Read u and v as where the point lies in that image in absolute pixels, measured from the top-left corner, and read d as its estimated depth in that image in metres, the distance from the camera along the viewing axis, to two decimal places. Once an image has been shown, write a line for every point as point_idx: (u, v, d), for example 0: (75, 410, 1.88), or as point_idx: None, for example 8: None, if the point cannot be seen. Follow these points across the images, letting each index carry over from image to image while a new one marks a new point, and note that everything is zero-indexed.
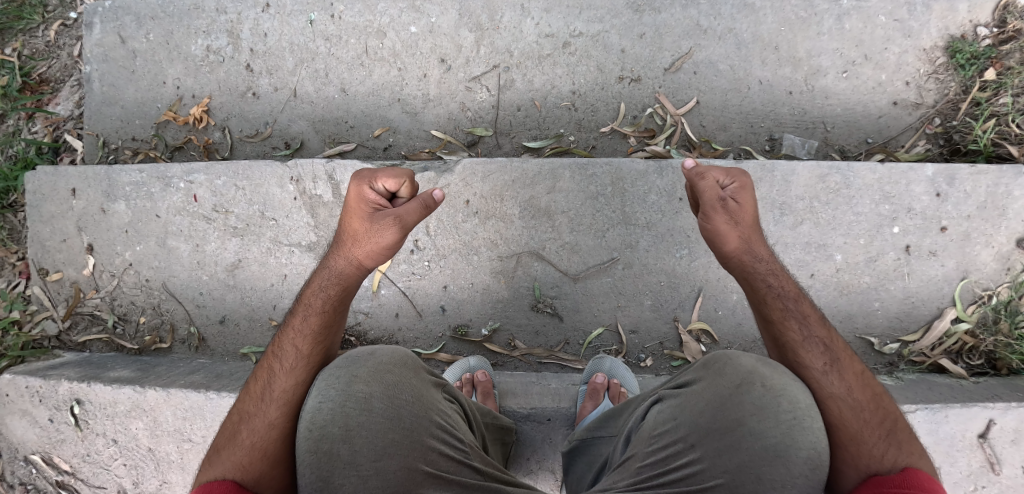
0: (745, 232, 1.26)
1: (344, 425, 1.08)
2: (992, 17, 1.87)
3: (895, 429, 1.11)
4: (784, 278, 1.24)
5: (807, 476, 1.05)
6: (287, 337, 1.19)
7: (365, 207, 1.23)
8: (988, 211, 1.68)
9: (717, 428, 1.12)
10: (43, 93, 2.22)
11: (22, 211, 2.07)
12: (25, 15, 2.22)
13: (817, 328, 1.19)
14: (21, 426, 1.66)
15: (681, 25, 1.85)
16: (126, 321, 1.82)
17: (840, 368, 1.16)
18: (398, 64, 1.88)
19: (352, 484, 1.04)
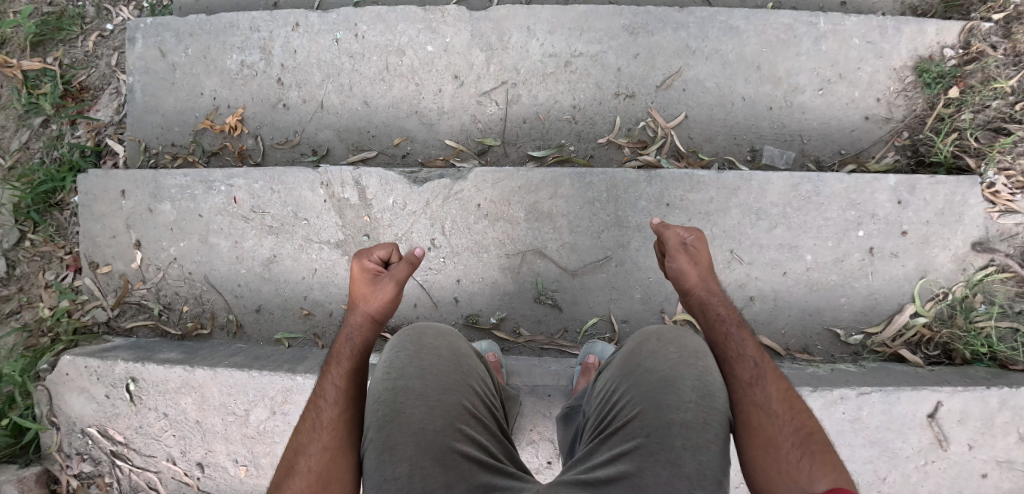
0: (702, 272, 1.49)
1: (419, 366, 1.31)
2: (958, 40, 2.08)
3: (810, 440, 1.26)
4: (730, 308, 1.44)
5: (697, 402, 1.20)
6: (325, 382, 1.35)
7: (367, 275, 1.46)
8: (945, 218, 1.89)
9: (632, 376, 1.28)
10: (84, 101, 2.46)
11: (67, 210, 2.38)
12: (64, 26, 2.48)
13: (752, 349, 1.36)
14: (81, 402, 1.89)
15: (672, 46, 2.03)
16: (170, 309, 2.03)
17: (766, 383, 1.32)
18: (416, 80, 2.07)
19: (419, 411, 1.24)
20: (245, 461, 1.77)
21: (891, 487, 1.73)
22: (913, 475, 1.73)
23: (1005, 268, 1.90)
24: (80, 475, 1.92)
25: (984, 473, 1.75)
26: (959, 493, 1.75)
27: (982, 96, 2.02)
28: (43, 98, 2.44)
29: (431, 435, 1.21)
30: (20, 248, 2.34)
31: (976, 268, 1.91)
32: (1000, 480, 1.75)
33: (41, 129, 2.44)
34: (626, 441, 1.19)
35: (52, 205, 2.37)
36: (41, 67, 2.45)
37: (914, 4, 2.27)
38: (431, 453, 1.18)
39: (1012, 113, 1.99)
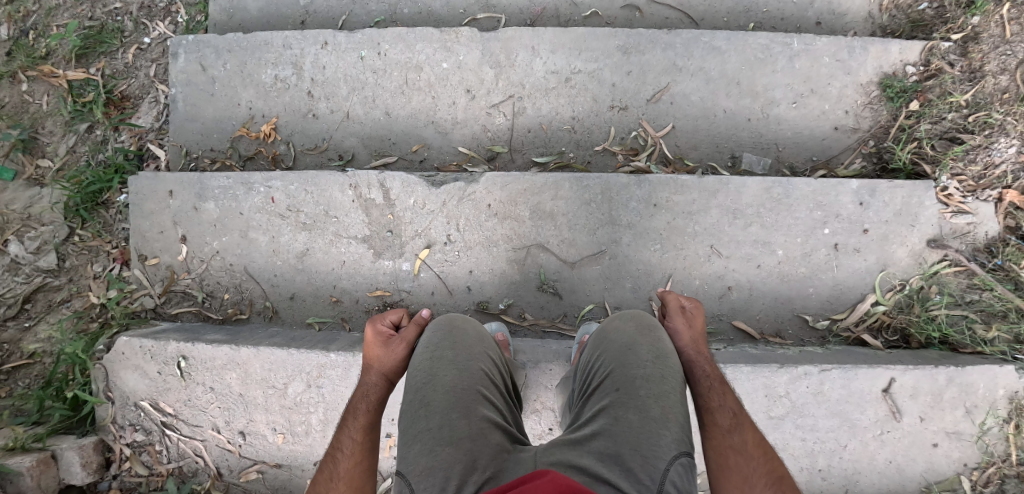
0: (695, 335, 1.66)
1: (450, 341, 1.63)
2: (919, 58, 2.32)
3: (780, 480, 1.42)
4: (713, 365, 1.61)
5: (653, 362, 1.51)
6: (344, 433, 1.55)
7: (381, 337, 1.70)
8: (903, 218, 2.13)
9: (608, 349, 1.58)
10: (125, 108, 2.71)
11: (113, 208, 2.62)
12: (106, 40, 2.73)
13: (731, 401, 1.53)
14: (136, 379, 2.12)
15: (661, 65, 2.28)
16: (212, 297, 2.27)
17: (742, 431, 1.48)
18: (432, 93, 2.32)
19: (450, 374, 1.54)
20: (283, 429, 2.03)
21: (851, 453, 1.99)
22: (870, 443, 1.99)
23: (957, 262, 2.12)
24: (133, 443, 2.16)
25: (934, 441, 2.00)
26: (910, 458, 2.00)
27: (939, 109, 2.26)
28: (88, 105, 2.68)
29: (455, 392, 1.49)
30: (70, 243, 2.58)
31: (932, 262, 2.14)
32: (947, 448, 2.01)
33: (87, 134, 2.68)
34: (604, 396, 1.47)
35: (98, 204, 2.61)
36: (85, 77, 2.69)
37: (884, 23, 2.49)
38: (455, 407, 1.46)
39: (966, 125, 2.22)
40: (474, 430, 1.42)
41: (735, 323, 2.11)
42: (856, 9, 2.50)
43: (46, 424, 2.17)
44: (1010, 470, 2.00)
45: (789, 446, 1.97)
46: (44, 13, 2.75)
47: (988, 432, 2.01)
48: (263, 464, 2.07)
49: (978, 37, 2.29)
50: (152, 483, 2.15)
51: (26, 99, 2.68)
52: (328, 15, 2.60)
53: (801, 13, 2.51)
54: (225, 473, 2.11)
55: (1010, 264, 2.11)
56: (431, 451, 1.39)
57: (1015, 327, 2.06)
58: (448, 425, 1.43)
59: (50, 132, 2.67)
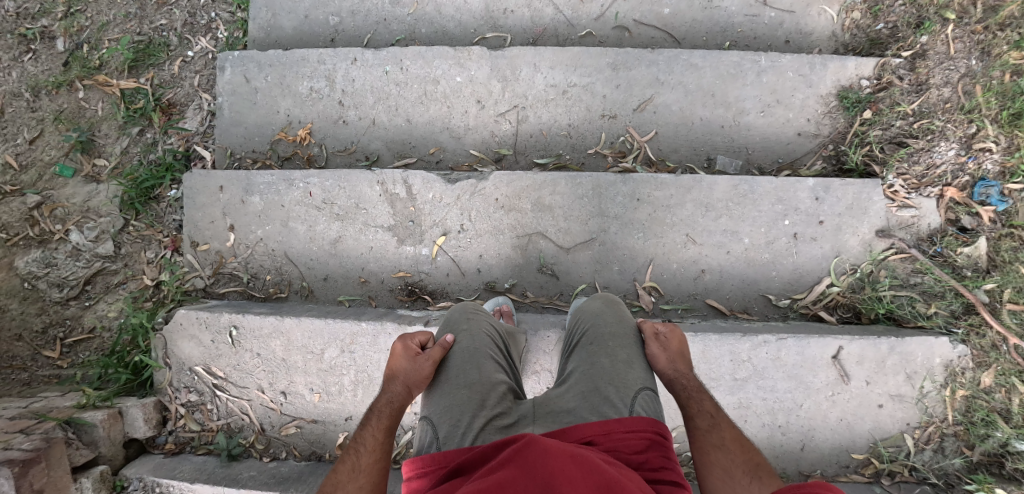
0: (672, 356, 1.83)
1: (466, 316, 1.99)
2: (873, 73, 2.65)
3: (757, 467, 1.62)
4: (691, 378, 1.80)
5: (617, 324, 1.89)
6: (368, 432, 1.72)
7: (409, 351, 1.84)
8: (853, 211, 2.47)
9: (582, 319, 1.96)
10: (172, 113, 2.99)
11: (162, 202, 2.90)
12: (154, 53, 3.05)
13: (708, 406, 1.72)
14: (191, 346, 2.45)
15: (646, 79, 2.63)
16: (256, 278, 2.61)
17: (720, 430, 1.68)
18: (447, 103, 2.68)
19: (465, 337, 1.90)
20: (319, 389, 2.37)
21: (806, 412, 2.32)
22: (823, 403, 2.32)
23: (903, 250, 2.44)
24: (186, 404, 2.49)
25: (879, 403, 2.33)
26: (858, 416, 2.33)
27: (889, 117, 2.59)
28: (139, 111, 2.98)
29: (468, 351, 1.85)
30: (125, 232, 2.86)
31: (881, 249, 2.46)
32: (891, 409, 2.33)
33: (139, 137, 2.98)
34: (581, 351, 1.84)
35: (150, 198, 2.89)
36: (137, 86, 3.00)
37: (846, 42, 2.81)
38: (469, 361, 1.82)
39: (911, 131, 2.55)
40: (484, 376, 1.77)
41: (708, 301, 2.45)
42: (821, 29, 2.82)
43: (116, 383, 2.52)
44: (947, 429, 2.32)
45: (751, 404, 2.31)
46: (98, 30, 3.09)
47: (928, 396, 2.32)
48: (300, 420, 2.41)
49: (925, 54, 2.61)
50: (203, 437, 2.47)
51: (84, 106, 3.02)
52: (355, 34, 2.96)
53: (772, 33, 2.84)
54: (268, 428, 2.44)
55: (947, 251, 2.43)
56: (450, 393, 1.73)
57: (949, 305, 2.38)
58: (463, 375, 1.78)
59: (106, 135, 2.98)
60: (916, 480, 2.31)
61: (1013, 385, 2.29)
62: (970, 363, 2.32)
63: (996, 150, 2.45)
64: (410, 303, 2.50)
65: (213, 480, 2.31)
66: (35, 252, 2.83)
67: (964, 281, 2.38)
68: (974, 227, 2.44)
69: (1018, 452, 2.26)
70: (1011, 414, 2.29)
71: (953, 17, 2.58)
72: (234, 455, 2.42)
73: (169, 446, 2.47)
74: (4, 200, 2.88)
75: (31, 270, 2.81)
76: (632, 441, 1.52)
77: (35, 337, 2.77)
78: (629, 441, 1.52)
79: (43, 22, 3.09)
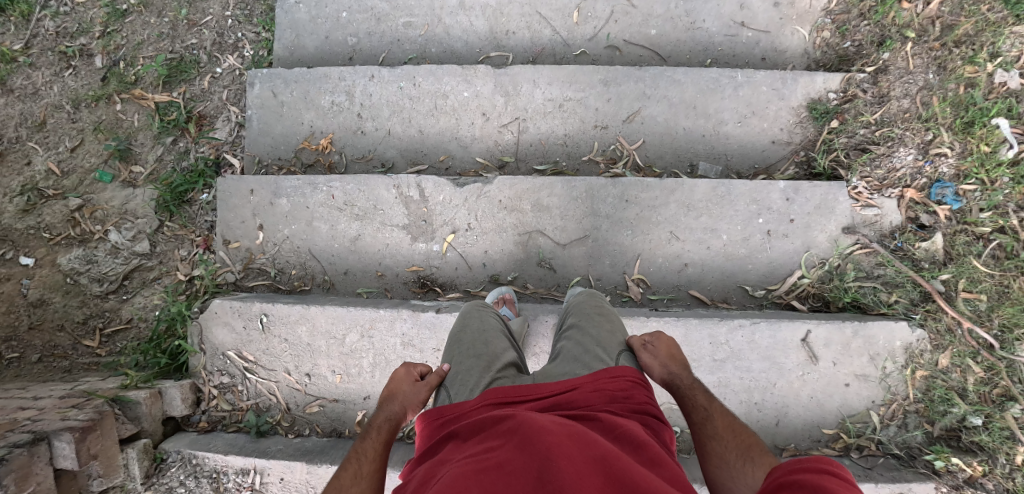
0: (663, 361, 2.04)
1: (478, 305, 2.30)
2: (840, 86, 2.87)
3: (749, 448, 1.80)
4: (684, 378, 2.00)
5: (599, 307, 2.28)
6: (369, 443, 1.88)
7: (411, 375, 2.03)
8: (822, 210, 2.70)
9: (571, 307, 2.34)
10: (203, 124, 3.24)
11: (195, 205, 3.13)
12: (186, 69, 3.30)
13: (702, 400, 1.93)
14: (224, 333, 2.72)
15: (635, 93, 2.91)
16: (283, 272, 2.88)
17: (713, 418, 1.89)
18: (456, 115, 2.97)
19: (477, 320, 2.21)
20: (341, 371, 2.64)
21: (780, 390, 2.58)
22: (795, 382, 2.58)
23: (866, 245, 2.67)
24: (219, 385, 2.74)
25: (846, 382, 2.57)
26: (827, 394, 2.58)
27: (855, 126, 2.81)
28: (172, 122, 3.22)
29: (478, 326, 2.17)
30: (160, 232, 3.10)
31: (848, 245, 2.70)
32: (858, 388, 2.57)
33: (173, 146, 3.23)
34: (571, 327, 2.20)
35: (184, 201, 3.13)
36: (170, 100, 3.26)
37: (818, 58, 3.05)
38: (478, 337, 2.11)
39: (874, 138, 2.77)
40: (491, 345, 2.08)
41: (691, 292, 2.72)
42: (795, 48, 3.06)
43: (158, 366, 2.78)
44: (909, 407, 2.55)
45: (729, 383, 2.57)
46: (134, 48, 3.36)
47: (891, 376, 2.56)
48: (323, 399, 2.67)
49: (887, 70, 2.84)
50: (234, 416, 2.72)
51: (121, 118, 3.27)
52: (371, 53, 3.26)
53: (749, 51, 3.08)
54: (293, 407, 2.70)
55: (907, 245, 2.64)
56: (462, 358, 2.04)
57: (909, 294, 2.60)
58: (473, 347, 2.07)
59: (142, 144, 3.23)
60: (883, 453, 2.53)
61: (968, 366, 2.51)
62: (929, 345, 2.54)
63: (951, 155, 2.66)
64: (422, 294, 2.78)
65: (245, 452, 2.57)
66: (77, 250, 3.09)
67: (921, 272, 2.60)
68: (932, 224, 2.65)
69: (974, 426, 2.48)
70: (967, 392, 2.51)
71: (913, 35, 2.82)
72: (262, 431, 2.67)
73: (202, 424, 2.71)
74: (48, 203, 3.14)
75: (74, 266, 3.06)
76: (615, 382, 1.83)
77: (76, 327, 3.02)
78: (613, 382, 1.83)
79: (82, 41, 3.39)
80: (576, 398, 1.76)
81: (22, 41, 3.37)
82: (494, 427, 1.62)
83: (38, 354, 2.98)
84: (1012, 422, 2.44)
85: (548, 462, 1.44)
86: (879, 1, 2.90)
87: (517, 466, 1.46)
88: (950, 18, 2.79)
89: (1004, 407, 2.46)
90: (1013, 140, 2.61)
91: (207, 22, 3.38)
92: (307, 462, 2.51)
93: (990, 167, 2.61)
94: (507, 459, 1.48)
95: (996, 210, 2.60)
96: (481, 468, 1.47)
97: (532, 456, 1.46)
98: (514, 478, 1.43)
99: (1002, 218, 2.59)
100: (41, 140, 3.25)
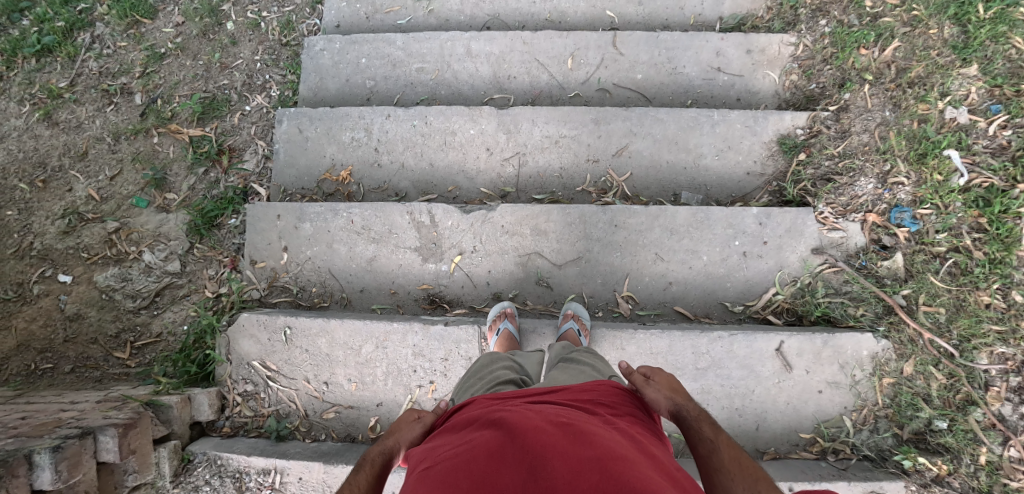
0: (666, 393, 2.13)
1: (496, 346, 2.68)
2: (806, 123, 3.18)
3: (757, 481, 1.85)
4: (691, 408, 2.08)
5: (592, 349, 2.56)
6: (361, 475, 1.96)
7: (410, 416, 2.14)
8: (793, 234, 2.98)
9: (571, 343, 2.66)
10: (231, 157, 3.55)
11: (223, 229, 3.42)
12: (217, 107, 3.65)
13: (708, 431, 2.00)
14: (250, 344, 2.98)
15: (624, 131, 3.25)
16: (304, 289, 3.15)
17: (720, 450, 1.94)
18: (463, 150, 3.31)
19: (492, 353, 2.58)
20: (356, 378, 2.91)
21: (757, 396, 2.84)
22: (771, 389, 2.83)
23: (833, 265, 2.93)
24: (243, 393, 2.98)
25: (819, 389, 2.82)
26: (801, 400, 2.83)
27: (819, 158, 3.11)
28: (204, 154, 3.54)
29: (490, 356, 2.55)
30: (191, 253, 3.37)
31: (817, 264, 2.96)
32: (830, 394, 2.82)
33: (204, 176, 3.53)
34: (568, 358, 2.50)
35: (213, 225, 3.41)
36: (202, 134, 3.58)
37: (787, 98, 3.39)
38: (487, 366, 2.47)
39: (837, 169, 3.06)
40: (499, 369, 2.44)
41: (676, 308, 2.99)
42: (767, 89, 3.41)
43: (190, 372, 3.05)
44: (879, 412, 2.79)
45: (711, 389, 2.84)
46: (171, 87, 3.72)
47: (860, 382, 2.81)
48: (339, 406, 2.92)
49: (848, 108, 3.14)
50: (256, 421, 2.95)
51: (157, 149, 3.59)
52: (387, 94, 3.62)
53: (726, 93, 3.44)
54: (311, 413, 2.94)
55: (871, 264, 2.90)
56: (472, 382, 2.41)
57: (874, 308, 2.85)
58: (482, 373, 2.43)
59: (176, 174, 3.54)
60: (857, 456, 2.76)
61: (930, 373, 2.73)
62: (893, 354, 2.79)
63: (908, 183, 2.92)
64: (432, 310, 3.06)
65: (266, 454, 2.79)
66: (112, 269, 3.36)
67: (884, 288, 2.85)
68: (893, 245, 2.90)
69: (939, 429, 2.69)
70: (932, 397, 2.72)
71: (870, 78, 3.13)
72: (282, 436, 2.90)
73: (226, 429, 2.94)
74: (87, 226, 3.44)
75: (110, 283, 3.33)
76: (602, 387, 2.09)
77: (109, 341, 3.26)
78: (601, 387, 2.09)
79: (123, 80, 3.75)
80: (567, 397, 2.01)
81: (68, 79, 3.76)
82: (490, 424, 1.80)
83: (71, 365, 3.23)
84: (974, 425, 2.65)
85: (542, 460, 1.61)
86: (839, 48, 3.24)
87: (511, 464, 1.63)
88: (903, 63, 3.09)
89: (966, 411, 2.67)
90: (964, 169, 2.86)
91: (238, 65, 3.76)
92: (325, 462, 2.73)
93: (944, 194, 2.85)
94: (501, 456, 1.66)
95: (951, 232, 2.83)
96: (479, 460, 1.66)
97: (527, 453, 1.64)
98: (509, 469, 1.62)
99: (956, 239, 2.81)
100: (83, 169, 3.57)
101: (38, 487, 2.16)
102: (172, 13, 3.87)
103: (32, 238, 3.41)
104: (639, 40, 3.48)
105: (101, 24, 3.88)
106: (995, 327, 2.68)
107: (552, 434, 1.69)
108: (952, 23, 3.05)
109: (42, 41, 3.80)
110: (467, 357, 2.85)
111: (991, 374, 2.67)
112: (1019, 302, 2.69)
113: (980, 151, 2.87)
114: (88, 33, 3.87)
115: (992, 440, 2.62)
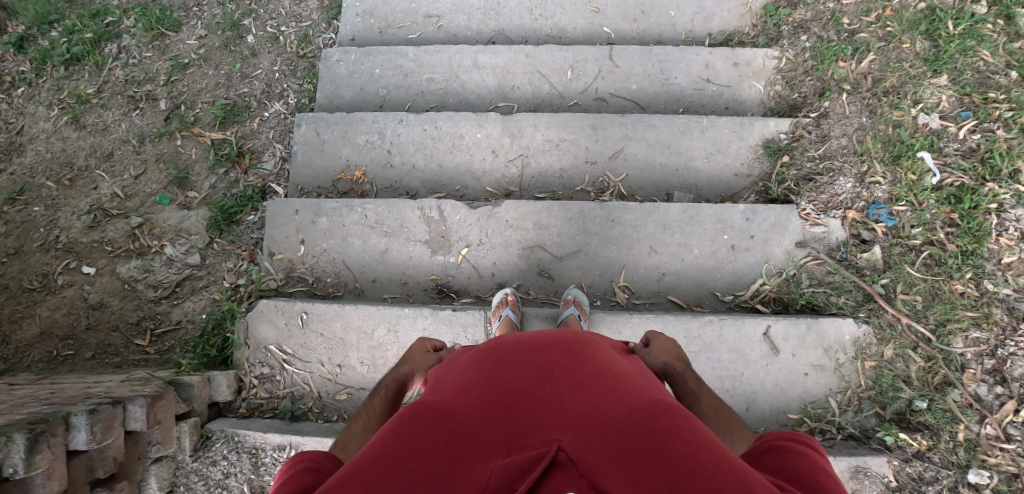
0: (659, 352, 2.46)
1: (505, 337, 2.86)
2: (789, 129, 3.43)
3: (729, 423, 2.10)
4: (681, 364, 2.40)
5: None
6: (378, 396, 2.29)
7: (423, 349, 2.51)
8: (778, 229, 3.20)
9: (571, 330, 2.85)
10: (249, 159, 3.75)
11: (242, 225, 3.60)
12: (238, 113, 3.87)
13: (693, 386, 2.30)
14: (267, 329, 3.16)
15: (620, 134, 3.49)
16: (319, 280, 3.34)
17: (699, 398, 2.24)
18: (471, 152, 3.54)
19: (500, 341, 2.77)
20: (368, 362, 3.08)
21: (747, 379, 3.01)
22: (759, 371, 3.02)
23: (817, 258, 3.15)
24: (259, 375, 3.15)
25: (805, 372, 3.01)
26: (789, 383, 3.01)
27: (802, 161, 3.35)
28: (224, 156, 3.74)
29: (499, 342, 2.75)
30: (210, 247, 3.55)
31: (801, 257, 3.17)
32: (815, 377, 3.00)
33: (225, 176, 3.74)
34: None
35: (232, 221, 3.60)
36: (224, 138, 3.80)
37: (772, 107, 3.65)
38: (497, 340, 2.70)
39: (818, 170, 3.30)
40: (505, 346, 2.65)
41: (669, 298, 3.19)
42: (754, 99, 3.68)
43: (213, 354, 3.25)
44: (863, 394, 2.97)
45: (703, 372, 3.02)
46: (194, 94, 3.95)
47: (844, 365, 3.00)
48: (351, 388, 3.08)
49: (827, 115, 3.40)
50: (271, 403, 3.11)
51: (180, 151, 3.80)
52: (399, 101, 3.87)
53: (715, 102, 3.71)
54: (324, 395, 3.09)
55: (851, 256, 3.11)
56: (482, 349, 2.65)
57: (855, 296, 3.06)
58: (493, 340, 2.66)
59: (198, 174, 3.74)
60: (842, 436, 2.93)
61: (909, 356, 2.93)
62: (874, 339, 2.98)
63: (884, 183, 3.17)
64: (440, 299, 3.24)
65: (281, 431, 2.94)
66: (135, 261, 3.52)
67: (865, 278, 3.06)
68: (872, 239, 3.12)
69: (919, 408, 2.87)
70: (912, 379, 2.91)
71: (848, 87, 3.40)
72: (296, 415, 3.06)
73: (242, 410, 3.10)
74: (111, 221, 3.62)
75: (132, 274, 3.49)
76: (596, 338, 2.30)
77: (129, 328, 3.41)
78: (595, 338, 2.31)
79: (148, 87, 3.97)
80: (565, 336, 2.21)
81: (95, 86, 3.98)
82: (497, 342, 1.99)
83: (91, 352, 3.38)
84: (953, 404, 2.83)
85: (549, 370, 1.79)
86: (819, 61, 3.52)
87: (521, 370, 1.80)
88: (878, 74, 3.36)
89: (944, 392, 2.86)
90: (936, 170, 3.10)
91: (258, 75, 4.01)
92: None
93: (918, 192, 3.09)
94: (510, 362, 1.84)
95: (925, 227, 3.06)
96: (492, 370, 1.83)
97: (536, 364, 1.82)
98: (519, 374, 1.79)
99: (931, 233, 3.04)
100: (108, 169, 3.76)
101: (73, 446, 2.32)
102: (196, 26, 4.13)
103: (58, 232, 3.59)
104: (633, 53, 3.76)
105: (127, 36, 4.12)
106: (969, 313, 2.90)
107: (555, 351, 1.89)
108: (924, 38, 3.34)
109: (71, 51, 4.04)
110: (473, 341, 3.03)
111: (966, 357, 2.87)
112: (990, 290, 2.91)
113: (950, 153, 3.12)
114: (115, 44, 4.10)
115: (970, 418, 2.80)
